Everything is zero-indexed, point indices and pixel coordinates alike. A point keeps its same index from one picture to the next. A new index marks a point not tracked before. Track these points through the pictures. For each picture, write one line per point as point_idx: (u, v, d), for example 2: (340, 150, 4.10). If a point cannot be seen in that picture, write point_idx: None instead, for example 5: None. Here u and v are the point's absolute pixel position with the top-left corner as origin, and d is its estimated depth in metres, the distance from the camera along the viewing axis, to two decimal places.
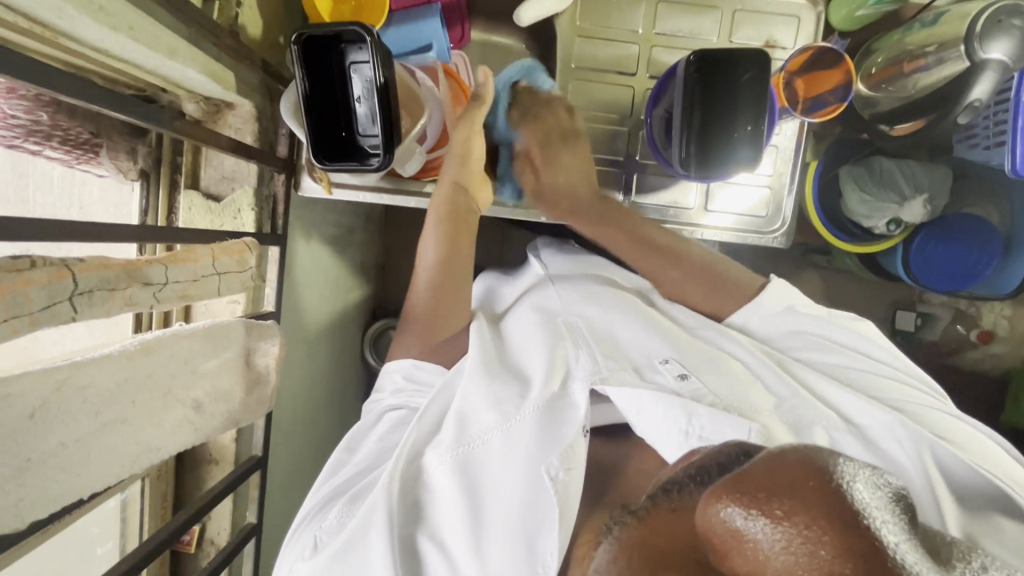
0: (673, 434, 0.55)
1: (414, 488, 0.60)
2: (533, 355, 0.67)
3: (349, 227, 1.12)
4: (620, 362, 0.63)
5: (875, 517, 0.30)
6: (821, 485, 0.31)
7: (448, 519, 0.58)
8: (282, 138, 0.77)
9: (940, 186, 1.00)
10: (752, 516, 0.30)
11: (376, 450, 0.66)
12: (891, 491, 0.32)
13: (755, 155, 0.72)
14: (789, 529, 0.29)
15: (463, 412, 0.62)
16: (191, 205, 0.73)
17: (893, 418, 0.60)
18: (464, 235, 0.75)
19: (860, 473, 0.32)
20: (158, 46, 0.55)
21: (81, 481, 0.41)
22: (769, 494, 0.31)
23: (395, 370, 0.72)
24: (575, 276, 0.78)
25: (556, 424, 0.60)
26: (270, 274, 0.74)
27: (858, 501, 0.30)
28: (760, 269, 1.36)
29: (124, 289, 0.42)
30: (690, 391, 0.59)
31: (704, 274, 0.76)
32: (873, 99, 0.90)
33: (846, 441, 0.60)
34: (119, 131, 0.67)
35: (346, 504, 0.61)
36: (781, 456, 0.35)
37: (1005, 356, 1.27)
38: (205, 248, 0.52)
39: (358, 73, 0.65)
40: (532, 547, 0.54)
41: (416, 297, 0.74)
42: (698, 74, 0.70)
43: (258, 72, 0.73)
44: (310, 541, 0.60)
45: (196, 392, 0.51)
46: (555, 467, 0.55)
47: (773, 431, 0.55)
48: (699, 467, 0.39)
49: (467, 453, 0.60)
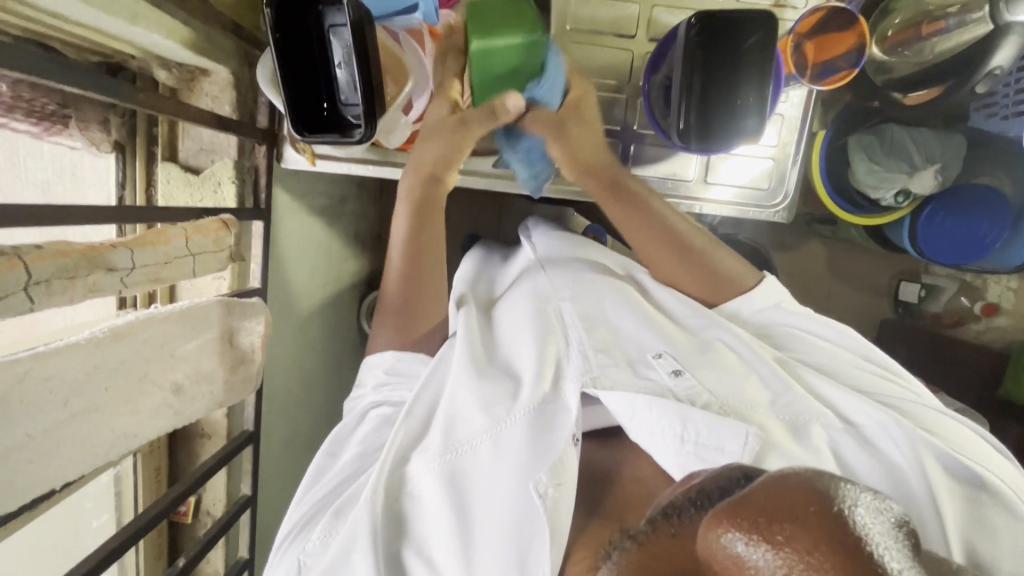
0: (668, 442, 0.54)
1: (399, 498, 0.59)
2: (522, 351, 0.65)
3: (341, 197, 1.09)
4: (613, 358, 0.61)
5: (876, 544, 0.25)
6: (822, 509, 0.26)
7: (436, 531, 0.57)
8: (262, 107, 0.74)
9: (953, 157, 0.96)
10: (752, 542, 0.26)
11: (361, 452, 0.66)
12: (895, 517, 0.27)
13: (760, 123, 0.68)
14: (789, 555, 0.25)
15: (452, 416, 0.61)
16: (169, 178, 0.71)
17: (889, 418, 0.59)
18: (436, 217, 0.74)
19: (863, 495, 0.27)
20: (116, 11, 0.51)
21: (54, 471, 0.41)
22: (770, 517, 0.26)
23: (376, 363, 0.72)
24: (563, 263, 0.76)
25: (550, 428, 0.58)
26: (255, 249, 0.73)
27: (858, 526, 0.26)
28: (763, 239, 1.33)
29: (85, 276, 0.41)
30: (685, 390, 0.58)
31: (703, 266, 0.74)
32: (886, 65, 0.86)
33: (845, 442, 0.59)
34: (89, 102, 0.64)
35: (330, 520, 0.59)
36: (779, 475, 0.29)
37: (1006, 329, 1.22)
38: (176, 227, 0.51)
39: (338, 38, 0.61)
40: (524, 563, 0.53)
41: (390, 286, 0.73)
42: (699, 38, 0.65)
43: (232, 37, 0.69)
44: (295, 563, 0.59)
45: (176, 374, 0.51)
46: (544, 484, 0.53)
47: (770, 432, 0.56)
48: (699, 490, 0.33)
49: (455, 462, 0.58)
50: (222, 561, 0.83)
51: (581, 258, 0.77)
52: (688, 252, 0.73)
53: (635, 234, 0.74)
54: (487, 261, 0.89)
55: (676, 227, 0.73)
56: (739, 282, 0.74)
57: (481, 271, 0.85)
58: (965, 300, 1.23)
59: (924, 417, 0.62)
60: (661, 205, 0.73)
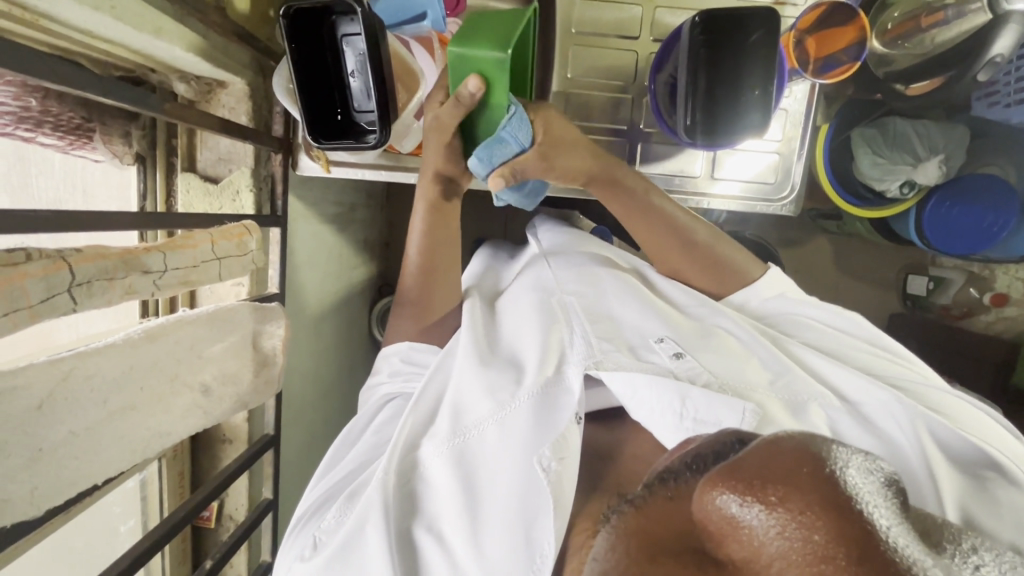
0: (667, 417, 0.54)
1: (410, 482, 0.60)
2: (527, 339, 0.66)
3: (351, 204, 1.11)
4: (616, 345, 0.62)
5: (868, 504, 0.25)
6: (816, 471, 0.25)
7: (444, 510, 0.58)
8: (277, 117, 0.76)
9: (957, 146, 0.97)
10: (745, 503, 0.25)
11: (373, 441, 0.67)
12: (883, 476, 0.27)
13: (764, 120, 0.69)
14: (783, 516, 0.24)
15: (459, 403, 0.63)
16: (189, 188, 0.73)
17: (890, 396, 0.60)
18: (451, 220, 0.74)
19: (854, 456, 0.27)
20: (142, 25, 0.53)
21: (94, 467, 0.42)
22: (763, 480, 0.25)
23: (392, 353, 0.74)
24: (566, 254, 0.78)
25: (553, 409, 0.59)
26: (273, 255, 0.75)
27: (849, 486, 0.25)
28: (769, 236, 1.34)
29: (123, 278, 0.42)
30: (687, 370, 0.59)
31: (711, 259, 0.74)
32: (888, 58, 0.86)
33: (840, 418, 0.60)
34: (112, 115, 0.66)
35: (344, 502, 0.61)
36: (773, 439, 0.28)
37: (1018, 318, 1.19)
38: (203, 232, 0.52)
39: (351, 47, 0.63)
40: (529, 534, 0.53)
41: (407, 281, 0.74)
42: (703, 36, 0.66)
43: (248, 49, 0.71)
44: (310, 541, 0.60)
45: (204, 376, 0.52)
46: (547, 458, 0.54)
47: (768, 409, 0.57)
48: (696, 453, 0.32)
49: (462, 445, 0.59)
50: (245, 565, 0.84)
51: (585, 250, 0.78)
52: (689, 246, 0.74)
53: (630, 226, 0.76)
54: (495, 257, 0.91)
55: (674, 220, 0.74)
56: (748, 275, 0.75)
57: (486, 267, 0.87)
58: (973, 292, 1.20)
59: (925, 395, 0.63)
60: (661, 200, 0.73)
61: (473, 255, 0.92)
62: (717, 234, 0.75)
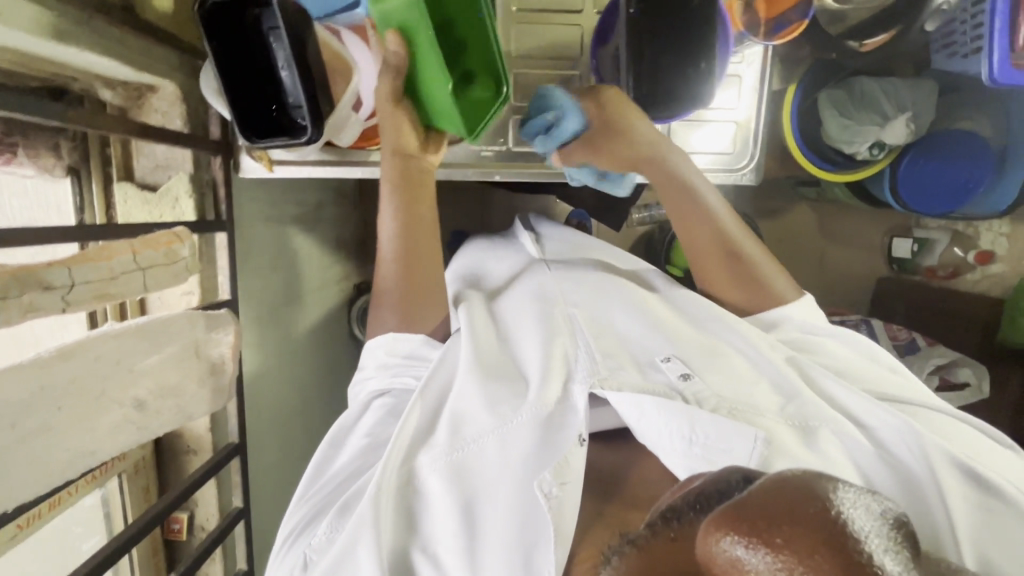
0: (675, 443, 0.53)
1: (408, 495, 0.57)
2: (530, 349, 0.64)
3: (316, 203, 1.08)
4: (621, 361, 0.60)
5: (876, 546, 0.24)
6: (820, 511, 0.24)
7: (439, 529, 0.55)
8: (214, 118, 0.74)
9: (925, 104, 0.94)
10: (752, 545, 0.24)
11: (365, 445, 0.64)
12: (894, 517, 0.26)
13: (712, 89, 0.67)
14: (789, 559, 0.23)
15: (459, 414, 0.60)
16: (127, 197, 0.72)
17: (904, 423, 0.55)
18: (420, 203, 0.70)
19: (858, 495, 0.26)
20: (40, 31, 0.51)
21: (7, 492, 0.41)
22: (770, 520, 0.24)
23: (377, 347, 0.70)
24: (570, 264, 0.76)
25: (557, 429, 0.57)
26: (221, 261, 0.73)
27: (859, 528, 0.24)
28: (748, 207, 1.31)
29: (18, 296, 0.41)
30: (694, 392, 0.57)
31: (743, 270, 0.71)
32: (841, 14, 0.84)
33: (854, 447, 0.56)
34: (36, 128, 0.64)
35: (336, 516, 0.58)
36: (776, 478, 0.27)
37: (1003, 275, 1.23)
38: (123, 243, 0.50)
39: (276, 40, 0.61)
40: (529, 561, 0.52)
41: (384, 273, 0.71)
42: (639, 8, 0.64)
43: (176, 49, 0.68)
44: (300, 559, 0.57)
45: (136, 390, 0.50)
46: (548, 483, 0.52)
47: (778, 437, 0.54)
48: (698, 492, 0.31)
49: (461, 457, 0.57)
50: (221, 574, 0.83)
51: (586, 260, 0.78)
52: (727, 247, 0.71)
53: (671, 215, 0.73)
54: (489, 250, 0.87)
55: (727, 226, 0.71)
56: (772, 293, 0.70)
57: (478, 265, 0.83)
58: (959, 250, 1.21)
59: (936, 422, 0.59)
60: (709, 193, 0.72)
61: (467, 249, 0.90)
62: (749, 241, 0.72)
